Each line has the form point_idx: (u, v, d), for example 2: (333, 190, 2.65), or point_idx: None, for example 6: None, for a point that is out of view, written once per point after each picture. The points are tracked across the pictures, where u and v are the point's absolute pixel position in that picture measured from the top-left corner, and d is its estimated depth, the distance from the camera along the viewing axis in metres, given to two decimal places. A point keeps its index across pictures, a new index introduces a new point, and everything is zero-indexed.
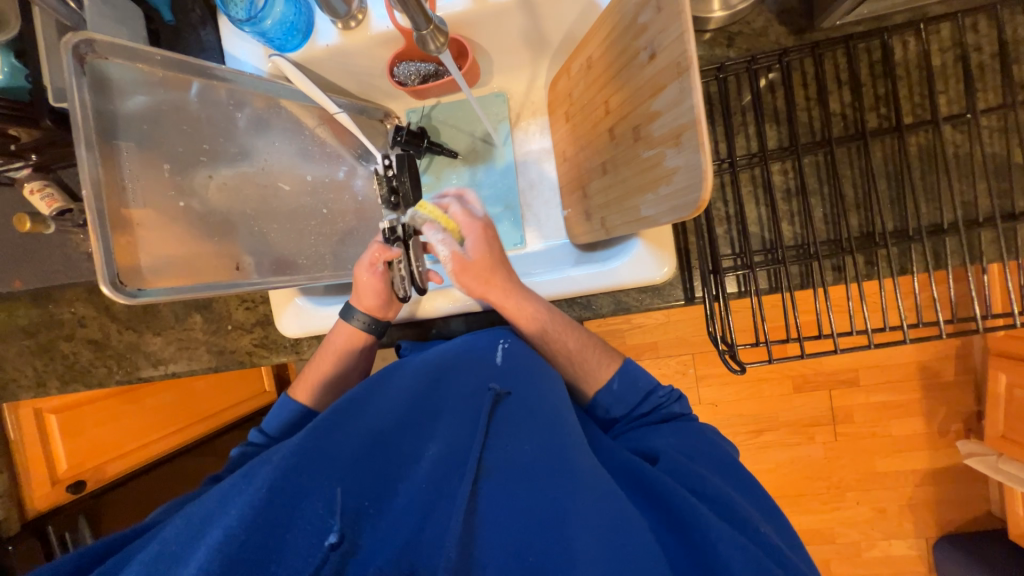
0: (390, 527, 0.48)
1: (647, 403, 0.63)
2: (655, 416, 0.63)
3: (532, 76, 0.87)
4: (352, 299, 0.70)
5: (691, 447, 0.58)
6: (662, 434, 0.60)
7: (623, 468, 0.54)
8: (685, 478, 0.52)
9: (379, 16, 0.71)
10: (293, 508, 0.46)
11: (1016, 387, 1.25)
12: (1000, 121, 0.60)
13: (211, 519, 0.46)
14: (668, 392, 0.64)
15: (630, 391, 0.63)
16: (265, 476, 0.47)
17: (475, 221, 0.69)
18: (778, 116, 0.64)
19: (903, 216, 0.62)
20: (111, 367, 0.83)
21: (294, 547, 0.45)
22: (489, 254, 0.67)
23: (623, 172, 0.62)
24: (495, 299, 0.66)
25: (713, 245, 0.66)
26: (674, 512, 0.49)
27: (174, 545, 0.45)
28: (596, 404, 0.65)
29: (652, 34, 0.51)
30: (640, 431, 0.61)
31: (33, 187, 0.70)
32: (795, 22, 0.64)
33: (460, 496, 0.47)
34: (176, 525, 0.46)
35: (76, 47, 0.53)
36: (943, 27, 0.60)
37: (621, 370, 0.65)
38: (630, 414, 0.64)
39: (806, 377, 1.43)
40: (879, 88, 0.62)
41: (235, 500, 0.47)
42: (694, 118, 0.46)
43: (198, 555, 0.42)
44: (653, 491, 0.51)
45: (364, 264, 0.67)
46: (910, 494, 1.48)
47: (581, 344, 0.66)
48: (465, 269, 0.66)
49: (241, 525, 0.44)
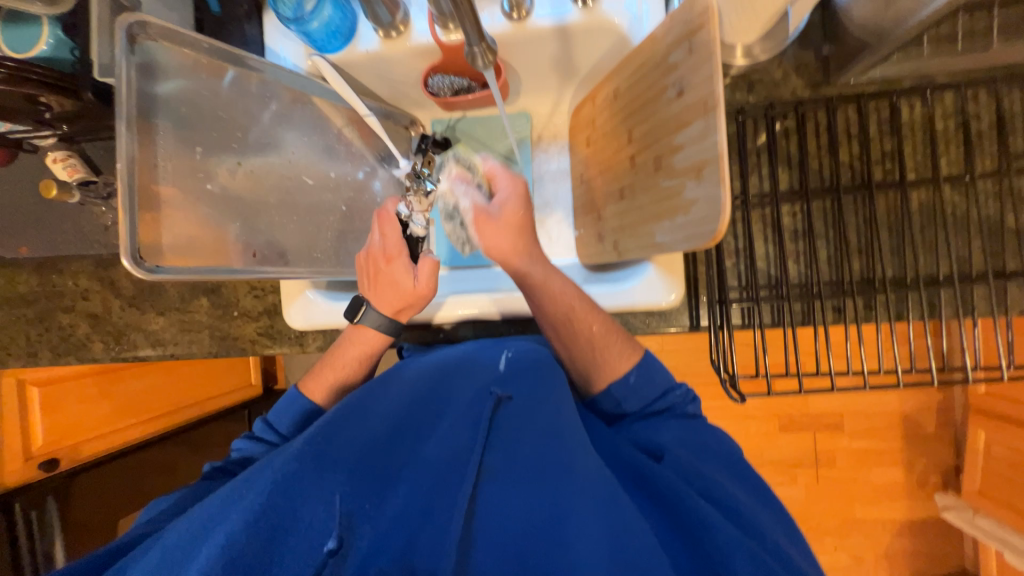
0: (390, 529, 0.48)
1: (662, 401, 0.62)
2: (668, 414, 0.61)
3: (557, 100, 0.91)
4: (392, 303, 0.67)
5: (700, 443, 0.58)
6: (670, 428, 0.59)
7: (630, 467, 0.54)
8: (692, 479, 0.53)
9: (421, 30, 0.74)
10: (295, 513, 0.47)
11: (995, 445, 1.29)
12: (995, 185, 0.64)
13: (214, 524, 0.46)
14: (684, 392, 0.63)
15: (647, 386, 0.62)
16: (269, 480, 0.48)
17: (514, 178, 0.66)
18: (791, 161, 0.68)
19: (902, 266, 0.66)
20: (108, 344, 0.82)
21: (295, 550, 0.46)
22: (518, 210, 0.63)
23: (640, 199, 0.65)
24: (521, 268, 0.62)
25: (722, 277, 0.68)
26: (683, 517, 0.49)
27: (178, 549, 0.45)
28: (609, 396, 0.63)
29: (682, 73, 0.54)
30: (648, 426, 0.60)
31: (57, 157, 0.72)
32: (811, 76, 0.68)
33: (460, 499, 0.48)
34: (179, 531, 0.47)
35: (130, 28, 0.55)
36: (946, 94, 0.64)
37: (642, 363, 0.63)
38: (643, 409, 0.62)
39: (793, 417, 1.45)
40: (886, 144, 0.66)
41: (236, 505, 0.47)
42: (716, 154, 0.48)
43: (201, 558, 0.43)
44: (656, 490, 0.52)
45: (434, 281, 0.67)
46: (886, 544, 1.49)
47: (604, 329, 0.63)
48: (489, 223, 0.63)
49: (243, 528, 0.44)
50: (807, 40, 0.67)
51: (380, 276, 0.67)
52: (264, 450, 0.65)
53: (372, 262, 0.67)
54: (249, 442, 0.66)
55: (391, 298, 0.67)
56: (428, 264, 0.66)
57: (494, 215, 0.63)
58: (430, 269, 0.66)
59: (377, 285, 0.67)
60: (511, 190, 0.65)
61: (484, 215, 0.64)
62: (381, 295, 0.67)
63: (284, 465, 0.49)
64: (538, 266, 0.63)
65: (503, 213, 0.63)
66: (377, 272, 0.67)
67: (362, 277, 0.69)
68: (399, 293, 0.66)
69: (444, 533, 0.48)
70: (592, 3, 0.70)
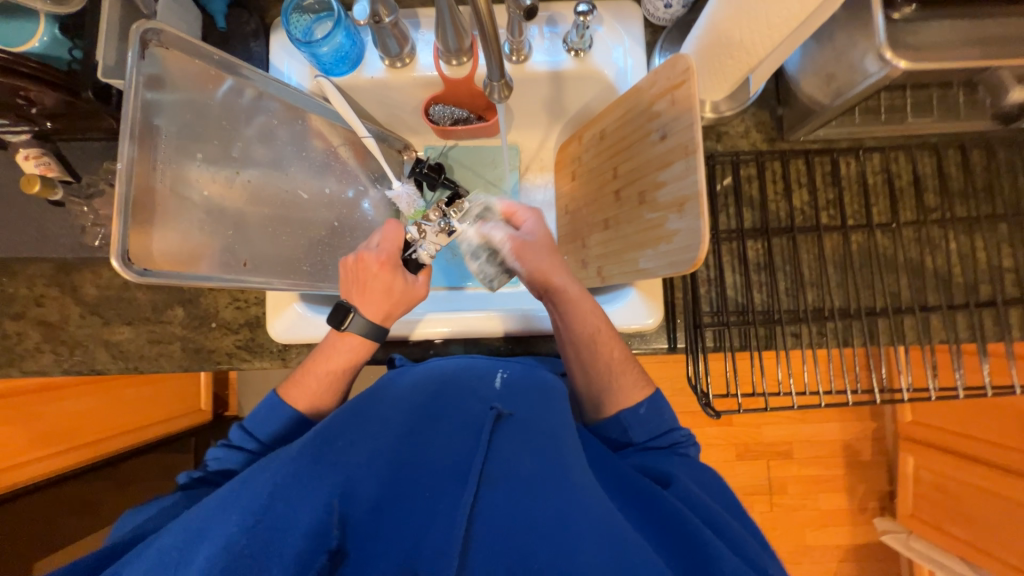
0: (391, 542, 0.49)
1: (666, 437, 0.65)
2: (669, 450, 0.65)
3: (544, 137, 0.97)
4: (387, 305, 0.68)
5: (703, 480, 0.61)
6: (676, 463, 0.62)
7: (631, 488, 0.56)
8: (697, 507, 0.55)
9: (426, 63, 0.79)
10: (290, 513, 0.48)
11: (922, 469, 1.42)
12: (915, 234, 0.75)
13: (210, 524, 0.47)
14: (687, 432, 0.66)
15: (654, 419, 0.65)
16: (268, 481, 0.49)
17: (531, 209, 0.73)
18: (754, 203, 0.77)
19: (847, 298, 0.75)
20: (59, 354, 0.75)
21: (292, 549, 0.47)
22: (548, 237, 0.71)
23: (626, 230, 0.70)
24: (558, 282, 0.67)
25: (696, 303, 0.75)
26: (686, 540, 0.50)
27: (175, 550, 0.46)
28: (618, 423, 0.66)
29: (664, 120, 0.61)
30: (652, 458, 0.63)
31: (29, 153, 0.69)
32: (768, 132, 0.78)
33: (462, 507, 0.48)
34: (175, 531, 0.48)
35: (145, 34, 0.56)
36: (875, 156, 0.77)
37: (651, 397, 0.67)
38: (647, 441, 0.65)
39: (749, 446, 1.53)
40: (829, 193, 0.77)
41: (234, 505, 0.48)
42: (696, 192, 0.56)
43: (201, 556, 0.45)
44: (658, 513, 0.53)
45: (428, 286, 0.72)
46: (834, 570, 1.57)
47: (621, 357, 0.68)
48: (525, 248, 0.69)
49: (241, 529, 0.46)
50: (764, 102, 0.79)
51: (372, 282, 0.67)
52: (246, 459, 0.64)
53: (363, 267, 0.67)
54: (227, 450, 0.65)
55: (383, 303, 0.67)
56: (428, 270, 0.71)
57: (529, 240, 0.70)
58: (428, 275, 0.71)
59: (366, 291, 0.67)
60: (539, 225, 0.72)
61: (520, 240, 0.70)
62: (371, 299, 0.67)
63: (282, 467, 0.51)
64: (573, 282, 0.67)
65: (537, 237, 0.70)
66: (368, 278, 0.67)
67: (347, 282, 0.68)
68: (391, 297, 0.68)
69: (445, 541, 0.47)
70: (584, 54, 0.78)
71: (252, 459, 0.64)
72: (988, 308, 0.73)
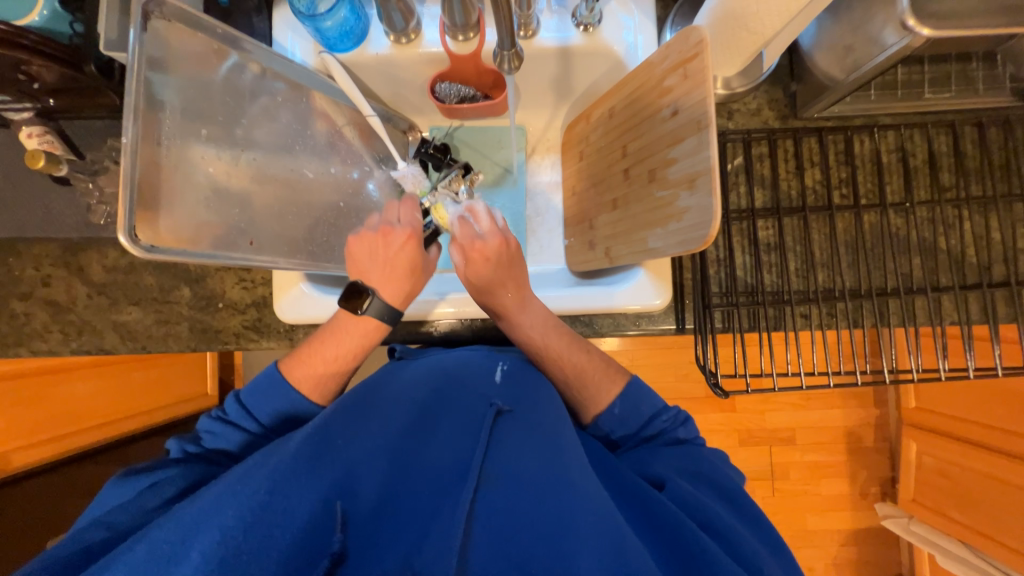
0: (390, 543, 0.49)
1: (649, 427, 0.65)
2: (657, 441, 0.65)
3: (551, 118, 0.96)
4: (408, 282, 0.70)
5: (694, 470, 0.60)
6: (665, 458, 0.62)
7: (628, 493, 0.56)
8: (691, 508, 0.54)
9: (431, 39, 0.78)
10: (285, 510, 0.46)
11: (925, 455, 1.42)
12: (929, 213, 0.74)
13: (205, 518, 0.44)
14: (671, 416, 0.66)
15: (632, 417, 0.65)
16: (266, 477, 0.47)
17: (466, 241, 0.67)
18: (765, 182, 0.76)
19: (857, 278, 0.74)
20: (67, 334, 0.75)
21: (287, 549, 0.45)
22: (485, 278, 0.66)
23: (634, 209, 0.70)
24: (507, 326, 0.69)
25: (706, 284, 0.74)
26: (683, 546, 0.49)
27: (167, 543, 0.43)
28: (599, 428, 0.67)
29: (676, 95, 0.59)
30: (642, 454, 0.64)
31: (32, 132, 0.69)
32: (780, 110, 0.77)
33: (461, 505, 0.48)
34: (167, 525, 0.44)
35: (147, 5, 0.54)
36: (889, 133, 0.75)
37: (624, 393, 0.66)
38: (634, 436, 0.66)
39: (751, 431, 1.53)
40: (842, 171, 0.76)
41: (230, 499, 0.45)
42: (709, 167, 0.54)
43: (197, 550, 0.42)
44: (658, 521, 0.52)
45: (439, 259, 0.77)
46: (834, 553, 1.59)
47: (590, 367, 0.68)
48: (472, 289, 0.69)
49: (239, 526, 0.44)
50: (777, 79, 0.77)
51: (394, 257, 0.69)
52: (246, 439, 0.64)
53: (381, 241, 0.70)
54: (222, 425, 0.64)
55: (403, 284, 0.69)
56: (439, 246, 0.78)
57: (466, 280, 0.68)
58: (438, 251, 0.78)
59: (386, 272, 0.69)
60: (493, 223, 0.69)
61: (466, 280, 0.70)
62: (389, 281, 0.68)
63: (280, 462, 0.48)
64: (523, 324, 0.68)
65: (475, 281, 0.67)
66: (386, 252, 0.69)
67: (364, 261, 0.69)
68: (412, 273, 0.70)
69: (444, 540, 0.47)
70: (593, 29, 0.77)
71: (253, 440, 0.64)
72: (1001, 288, 0.72)
